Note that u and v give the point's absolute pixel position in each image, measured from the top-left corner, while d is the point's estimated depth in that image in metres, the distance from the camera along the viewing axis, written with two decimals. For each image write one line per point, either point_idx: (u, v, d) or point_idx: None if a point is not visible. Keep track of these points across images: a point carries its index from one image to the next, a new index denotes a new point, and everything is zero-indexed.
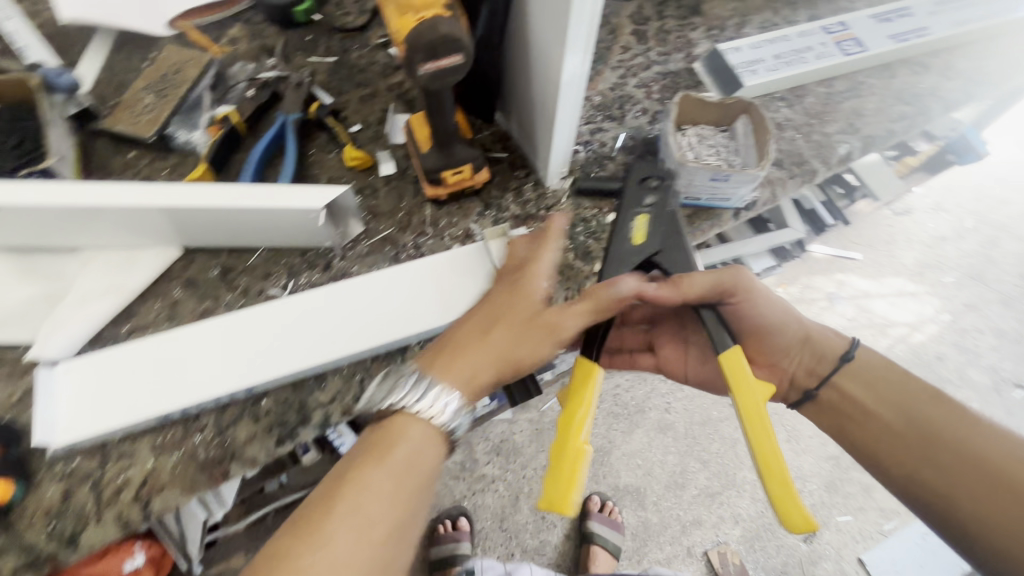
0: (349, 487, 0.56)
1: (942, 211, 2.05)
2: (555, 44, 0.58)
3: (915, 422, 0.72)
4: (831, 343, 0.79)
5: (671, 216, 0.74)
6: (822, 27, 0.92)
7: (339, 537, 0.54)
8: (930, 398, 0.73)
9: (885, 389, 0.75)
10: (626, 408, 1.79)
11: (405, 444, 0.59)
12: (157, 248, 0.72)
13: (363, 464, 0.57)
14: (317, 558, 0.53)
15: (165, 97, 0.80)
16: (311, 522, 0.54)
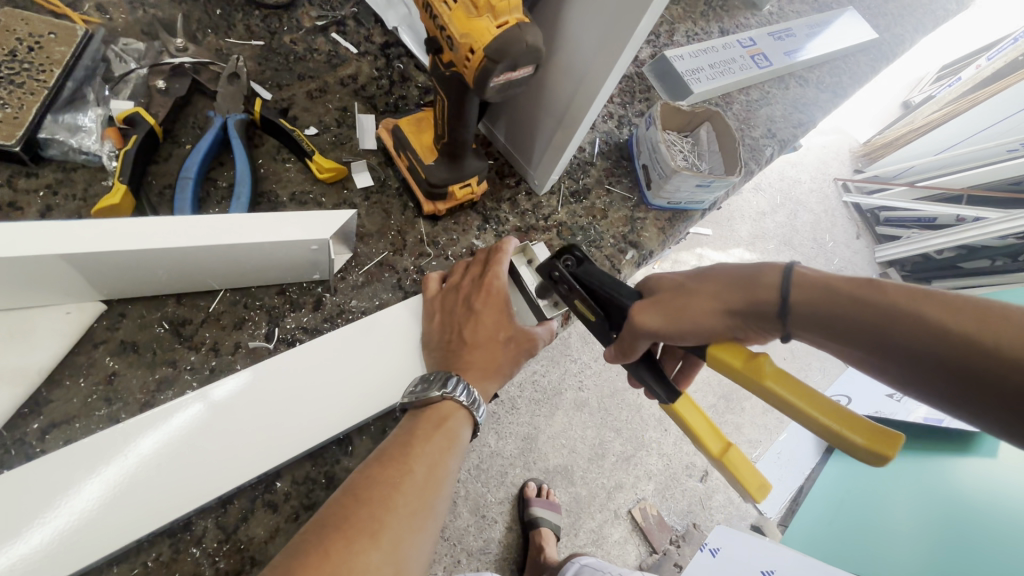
0: (394, 470, 0.45)
1: (759, 190, 2.22)
2: (598, 61, 0.56)
3: (913, 346, 0.38)
4: (756, 282, 0.45)
5: (597, 275, 0.57)
6: (738, 42, 1.04)
7: (394, 525, 0.42)
8: (886, 303, 0.39)
9: (830, 316, 0.42)
10: (544, 392, 1.69)
11: (443, 435, 0.50)
12: (66, 306, 0.51)
13: (402, 460, 0.46)
14: (367, 555, 0.39)
15: (21, 87, 0.56)
16: (345, 521, 0.41)
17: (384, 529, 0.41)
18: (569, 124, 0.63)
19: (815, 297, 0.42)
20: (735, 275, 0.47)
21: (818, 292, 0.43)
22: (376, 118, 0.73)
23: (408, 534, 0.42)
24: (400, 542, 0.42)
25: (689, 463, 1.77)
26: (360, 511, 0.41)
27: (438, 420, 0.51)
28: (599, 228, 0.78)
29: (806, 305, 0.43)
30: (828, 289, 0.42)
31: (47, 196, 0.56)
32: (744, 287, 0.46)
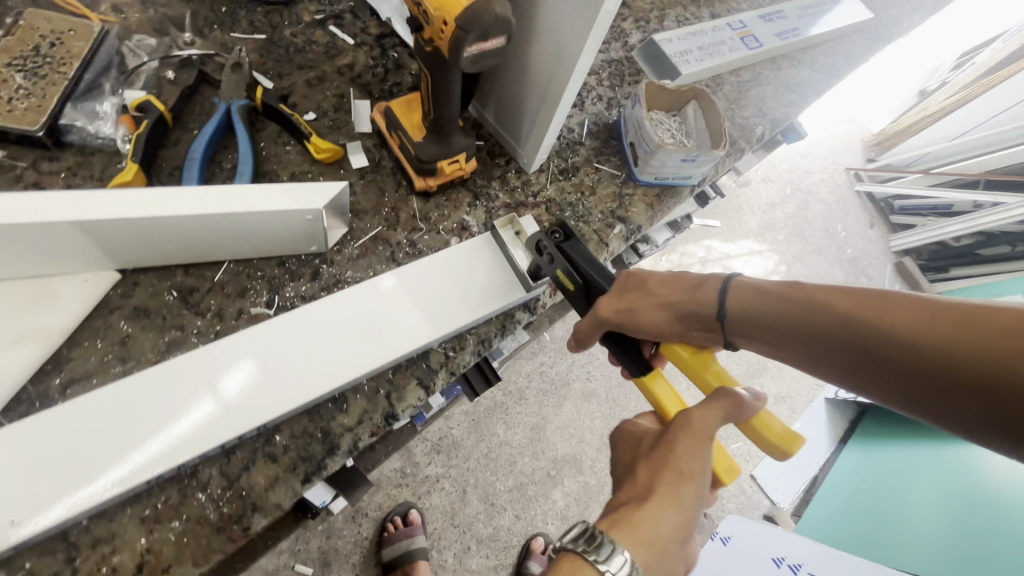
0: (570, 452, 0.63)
1: (770, 181, 2.25)
2: (573, 34, 0.59)
3: (830, 341, 0.48)
4: (699, 291, 0.57)
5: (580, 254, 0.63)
6: (727, 24, 1.05)
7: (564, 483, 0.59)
8: (817, 305, 0.49)
9: (762, 329, 0.53)
10: (552, 383, 1.85)
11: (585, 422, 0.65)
12: (84, 274, 0.56)
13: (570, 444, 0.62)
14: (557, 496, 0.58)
15: (44, 78, 0.61)
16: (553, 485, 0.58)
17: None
18: (550, 100, 0.66)
19: (755, 305, 0.53)
20: (683, 286, 0.58)
21: (756, 293, 0.53)
22: (371, 103, 0.77)
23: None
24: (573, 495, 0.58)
25: None
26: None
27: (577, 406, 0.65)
28: (588, 204, 0.80)
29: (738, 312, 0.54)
30: (760, 304, 0.53)
31: (68, 177, 0.61)
32: (690, 293, 0.57)
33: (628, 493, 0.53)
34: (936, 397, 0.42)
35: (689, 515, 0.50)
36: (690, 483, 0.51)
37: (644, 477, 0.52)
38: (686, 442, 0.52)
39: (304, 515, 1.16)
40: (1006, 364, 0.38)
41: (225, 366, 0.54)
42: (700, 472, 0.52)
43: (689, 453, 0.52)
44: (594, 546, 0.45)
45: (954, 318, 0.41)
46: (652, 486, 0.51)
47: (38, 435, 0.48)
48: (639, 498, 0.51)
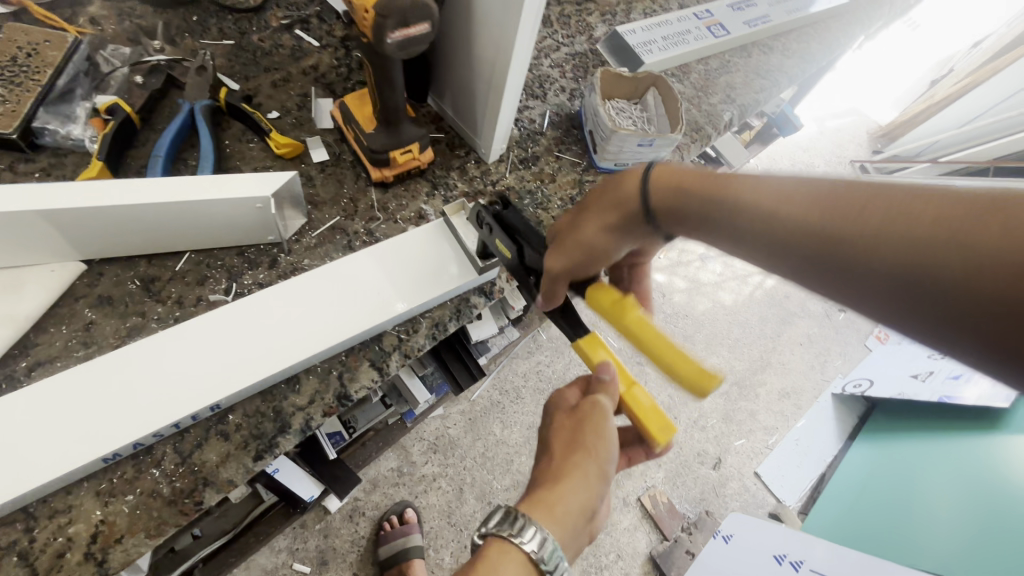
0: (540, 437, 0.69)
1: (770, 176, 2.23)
2: (509, 21, 0.61)
3: (791, 239, 0.45)
4: (626, 183, 0.56)
5: (515, 224, 0.62)
6: (694, 14, 1.06)
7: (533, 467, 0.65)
8: (773, 199, 0.46)
9: (720, 222, 0.50)
10: (549, 382, 1.85)
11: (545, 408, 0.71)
12: (51, 265, 0.59)
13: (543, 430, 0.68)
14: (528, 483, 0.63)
15: (19, 86, 0.65)
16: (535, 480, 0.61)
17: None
18: (497, 86, 0.69)
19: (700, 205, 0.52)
20: (613, 183, 0.57)
21: (687, 195, 0.53)
22: (334, 101, 0.80)
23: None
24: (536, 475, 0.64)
25: (702, 451, 1.89)
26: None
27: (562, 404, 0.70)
28: (547, 191, 0.82)
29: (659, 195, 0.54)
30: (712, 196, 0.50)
31: (41, 177, 0.65)
32: (615, 200, 0.56)
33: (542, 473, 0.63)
34: (902, 291, 0.40)
35: (595, 489, 0.60)
36: (593, 460, 0.61)
37: (558, 461, 0.62)
38: (594, 423, 0.63)
39: (294, 510, 1.19)
40: (975, 253, 0.36)
41: (174, 352, 0.56)
42: (603, 450, 0.62)
43: (590, 432, 0.63)
44: (513, 528, 0.54)
45: (922, 203, 0.39)
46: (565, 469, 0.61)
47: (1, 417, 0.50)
48: (556, 480, 0.60)
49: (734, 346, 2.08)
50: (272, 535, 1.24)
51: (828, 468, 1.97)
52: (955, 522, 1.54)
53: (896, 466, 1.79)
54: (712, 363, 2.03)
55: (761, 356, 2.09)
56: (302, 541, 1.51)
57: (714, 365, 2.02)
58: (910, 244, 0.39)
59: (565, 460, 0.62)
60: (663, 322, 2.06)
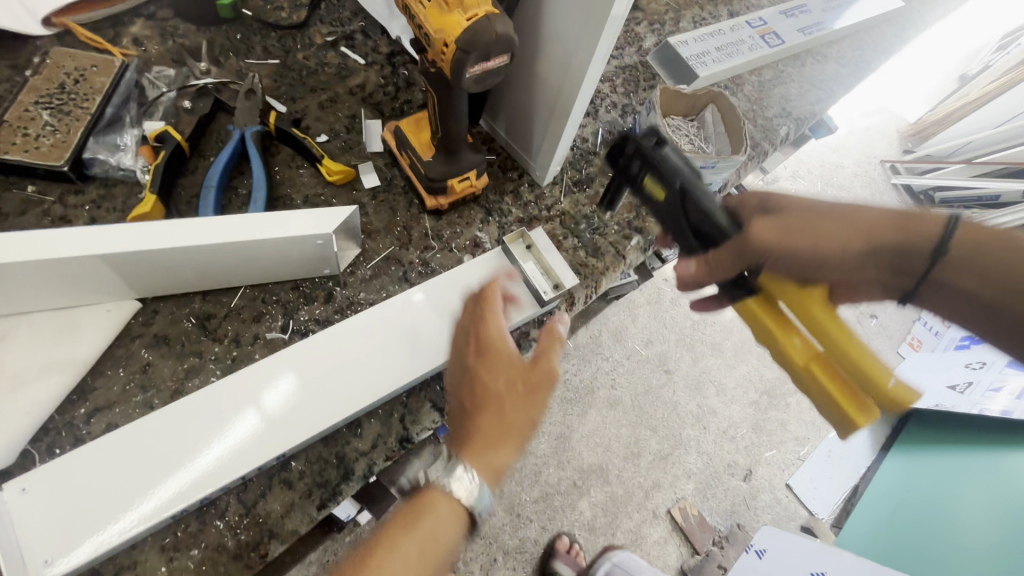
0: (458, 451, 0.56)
1: (799, 178, 2.17)
2: (583, 43, 0.58)
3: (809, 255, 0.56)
4: (917, 225, 0.59)
5: (674, 161, 0.56)
6: (747, 22, 1.01)
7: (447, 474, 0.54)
8: (834, 237, 0.57)
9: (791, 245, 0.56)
10: (577, 392, 1.83)
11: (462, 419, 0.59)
12: (107, 304, 0.57)
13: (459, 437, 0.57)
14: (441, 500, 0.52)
15: (68, 115, 0.63)
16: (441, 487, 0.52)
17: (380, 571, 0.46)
18: (561, 111, 0.66)
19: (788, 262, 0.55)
20: (881, 217, 0.59)
21: (814, 238, 0.57)
22: (383, 122, 0.77)
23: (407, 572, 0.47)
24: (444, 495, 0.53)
25: (732, 462, 1.86)
26: (372, 548, 0.48)
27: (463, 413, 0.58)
28: (603, 215, 0.78)
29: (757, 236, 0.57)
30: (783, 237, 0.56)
31: (92, 209, 0.63)
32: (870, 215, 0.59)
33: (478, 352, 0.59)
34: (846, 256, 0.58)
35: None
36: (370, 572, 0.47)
37: (494, 315, 0.59)
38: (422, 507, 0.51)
39: (331, 528, 1.17)
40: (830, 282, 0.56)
41: (223, 407, 0.54)
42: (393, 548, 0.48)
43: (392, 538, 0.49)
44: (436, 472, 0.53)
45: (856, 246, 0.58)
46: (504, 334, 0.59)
47: (65, 478, 0.49)
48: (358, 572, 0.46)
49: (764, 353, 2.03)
50: (306, 552, 1.23)
51: (861, 479, 1.95)
52: (981, 532, 1.46)
53: (928, 484, 1.71)
54: (742, 372, 1.99)
55: None
56: (332, 553, 1.51)
57: (744, 373, 1.99)
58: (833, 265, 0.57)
59: (508, 404, 0.57)
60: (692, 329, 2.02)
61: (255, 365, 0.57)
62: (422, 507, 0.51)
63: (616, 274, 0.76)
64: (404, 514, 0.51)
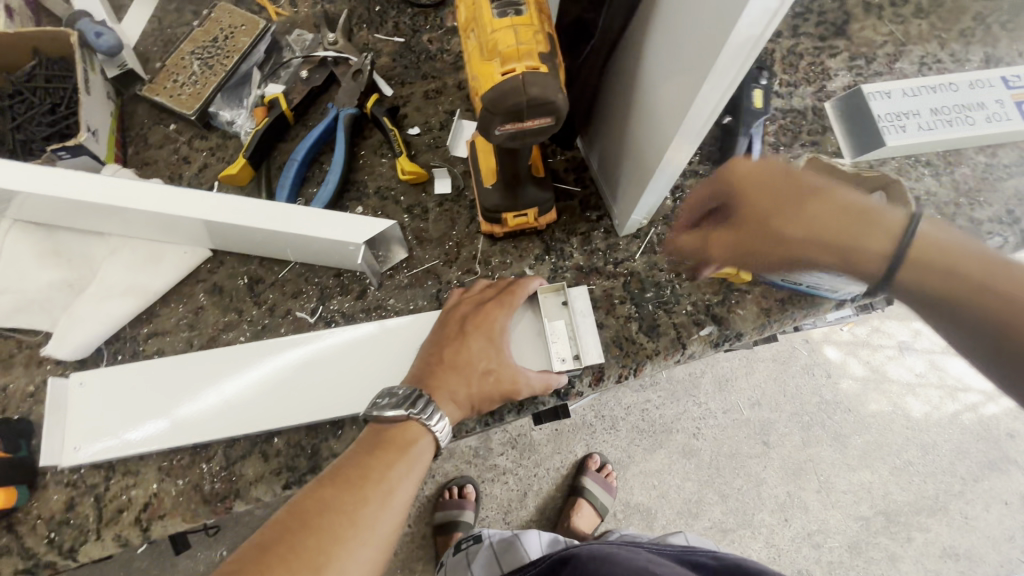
0: (348, 494, 0.50)
1: None
2: (681, 98, 0.46)
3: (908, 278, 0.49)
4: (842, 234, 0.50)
5: None
6: (1002, 78, 0.73)
7: (350, 526, 0.49)
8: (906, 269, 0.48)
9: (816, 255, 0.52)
10: (651, 425, 1.69)
11: (407, 462, 0.53)
12: (186, 246, 0.66)
13: (380, 468, 0.52)
14: (325, 553, 0.47)
15: (210, 69, 0.72)
16: (330, 522, 0.48)
17: (329, 555, 0.47)
18: (646, 169, 0.55)
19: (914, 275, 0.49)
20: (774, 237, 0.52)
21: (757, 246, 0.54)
22: (478, 126, 0.73)
23: (356, 562, 0.48)
24: (344, 553, 0.48)
25: (804, 570, 1.59)
26: (324, 517, 0.48)
27: (402, 445, 0.53)
28: (679, 289, 0.66)
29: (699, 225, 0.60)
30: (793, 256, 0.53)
31: (207, 155, 0.72)
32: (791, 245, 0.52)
33: (475, 319, 0.57)
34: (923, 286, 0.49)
35: None
36: None
37: (513, 304, 0.58)
38: (325, 536, 0.48)
39: None
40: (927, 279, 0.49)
41: (228, 368, 0.60)
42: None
43: (291, 550, 0.47)
44: (420, 409, 0.53)
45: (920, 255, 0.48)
46: (504, 328, 0.57)
47: (107, 386, 0.59)
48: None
49: (903, 470, 1.64)
50: None
51: None
52: None
53: None
54: (860, 479, 1.65)
55: (933, 494, 1.63)
56: None
57: (863, 480, 1.64)
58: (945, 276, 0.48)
59: (481, 389, 0.54)
60: (815, 408, 1.70)
61: (266, 342, 0.61)
62: (380, 479, 0.51)
63: (667, 361, 0.65)
64: (362, 482, 0.51)
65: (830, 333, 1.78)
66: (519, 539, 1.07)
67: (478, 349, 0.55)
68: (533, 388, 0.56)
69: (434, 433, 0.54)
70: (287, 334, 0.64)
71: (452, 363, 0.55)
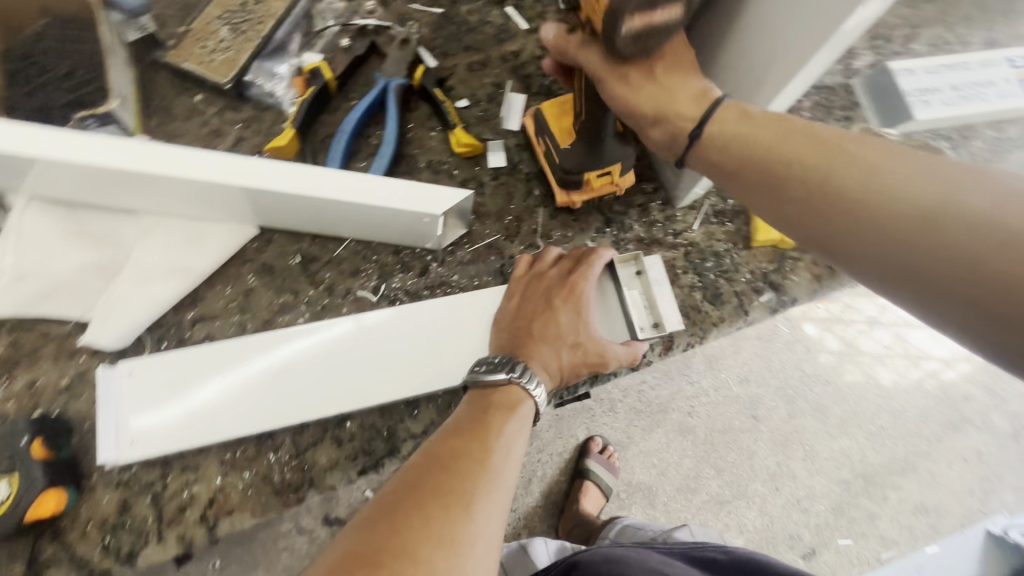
0: (474, 445, 0.49)
1: None
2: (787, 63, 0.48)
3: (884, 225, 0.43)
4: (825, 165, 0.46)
5: None
6: (1009, 57, 0.78)
7: (485, 472, 0.48)
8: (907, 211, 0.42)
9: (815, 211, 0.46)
10: (648, 406, 1.66)
11: (519, 419, 0.53)
12: (230, 224, 0.61)
13: (497, 421, 0.52)
14: (467, 495, 0.46)
15: (243, 35, 0.67)
16: (463, 467, 0.48)
17: (472, 499, 0.46)
18: None
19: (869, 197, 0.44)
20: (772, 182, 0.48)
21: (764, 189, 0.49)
22: (527, 99, 0.72)
23: (496, 503, 0.48)
24: (484, 499, 0.47)
25: (795, 535, 1.59)
26: (459, 463, 0.48)
27: (512, 404, 0.53)
28: (736, 258, 0.67)
29: (735, 138, 0.49)
30: (831, 196, 0.45)
31: (241, 129, 0.66)
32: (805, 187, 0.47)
33: (560, 292, 0.56)
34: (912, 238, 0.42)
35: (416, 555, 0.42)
36: (407, 533, 0.43)
37: (592, 272, 0.57)
38: (464, 479, 0.47)
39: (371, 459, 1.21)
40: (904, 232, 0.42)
41: (293, 352, 0.56)
42: (434, 519, 0.44)
43: (435, 493, 0.46)
44: (519, 374, 0.53)
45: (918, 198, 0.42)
46: (591, 299, 0.56)
47: (160, 375, 0.54)
48: (395, 529, 0.43)
49: (877, 435, 1.70)
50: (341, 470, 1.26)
51: None
52: None
53: None
54: (842, 446, 1.68)
55: (909, 455, 1.69)
56: None
57: (844, 447, 1.68)
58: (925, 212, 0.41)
59: (571, 361, 0.55)
60: (799, 381, 1.71)
61: (333, 322, 0.58)
62: (501, 431, 0.51)
63: (730, 328, 0.66)
64: (484, 434, 0.50)
65: (808, 310, 1.81)
66: (527, 549, 1.02)
67: (565, 322, 0.55)
68: (622, 359, 0.56)
69: (534, 399, 0.54)
70: (348, 314, 0.60)
71: (543, 336, 0.55)
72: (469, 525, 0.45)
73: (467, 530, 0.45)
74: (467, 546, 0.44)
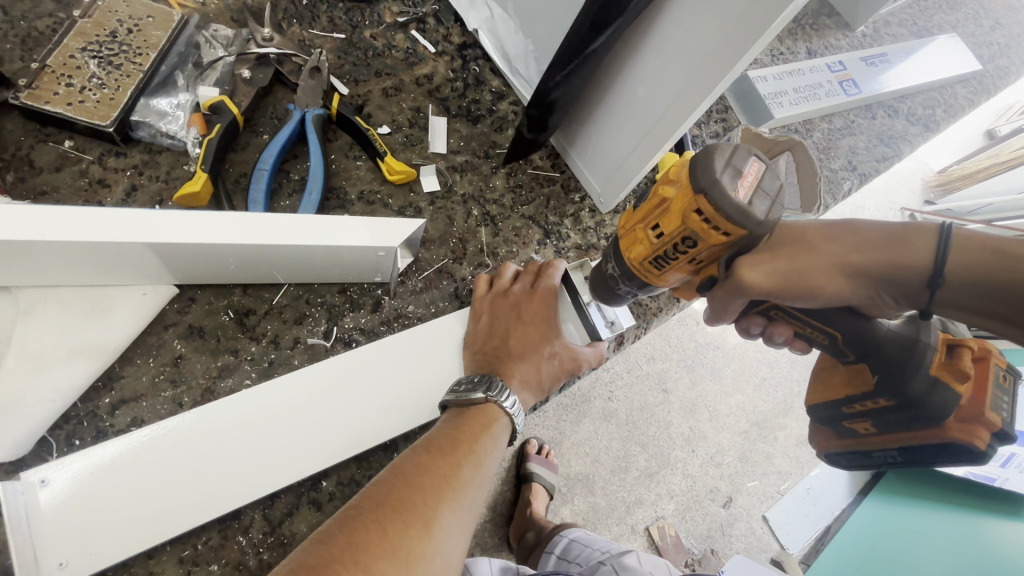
0: (445, 463, 0.47)
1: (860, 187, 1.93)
2: (697, 83, 0.49)
3: (836, 292, 0.46)
4: (898, 241, 0.43)
5: None
6: (826, 65, 0.98)
7: (450, 490, 0.45)
8: (833, 266, 0.45)
9: (791, 292, 0.46)
10: (572, 398, 1.61)
11: (490, 439, 0.51)
12: (143, 286, 0.54)
13: (468, 439, 0.50)
14: (429, 510, 0.43)
15: (118, 68, 0.58)
16: (429, 480, 0.45)
17: (434, 516, 0.43)
18: (646, 150, 0.58)
19: (792, 275, 0.45)
20: (822, 268, 0.45)
21: (793, 288, 0.46)
22: (448, 121, 0.72)
23: (457, 527, 0.44)
24: (445, 523, 0.43)
25: (714, 487, 1.64)
26: (425, 478, 0.45)
27: (486, 424, 0.52)
28: None
29: (779, 265, 0.45)
30: (797, 282, 0.45)
31: (133, 175, 0.58)
32: (797, 272, 0.45)
33: (528, 306, 0.60)
34: (859, 277, 0.45)
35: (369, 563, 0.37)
36: (368, 540, 0.39)
37: (551, 286, 0.61)
38: (425, 488, 0.44)
39: None
40: (818, 284, 0.45)
41: (246, 416, 0.51)
42: (397, 533, 0.40)
43: (397, 505, 0.42)
44: (497, 392, 0.53)
45: (860, 243, 0.44)
46: (555, 309, 0.60)
47: (84, 477, 0.46)
48: (351, 534, 0.39)
49: (762, 385, 1.78)
50: None
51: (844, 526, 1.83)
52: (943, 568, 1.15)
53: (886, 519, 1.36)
54: (737, 401, 1.75)
55: (796, 394, 1.83)
56: None
57: (739, 400, 1.75)
58: (855, 263, 0.44)
59: (549, 371, 0.58)
60: (694, 351, 1.77)
61: (287, 376, 0.53)
62: (472, 450, 0.49)
63: (669, 315, 0.70)
64: (453, 451, 0.48)
65: None
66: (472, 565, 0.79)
67: (534, 335, 0.59)
68: (590, 362, 0.61)
69: (511, 415, 0.54)
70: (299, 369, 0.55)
71: (520, 352, 0.58)
72: (427, 539, 0.41)
73: (423, 545, 0.41)
74: (424, 562, 0.40)
